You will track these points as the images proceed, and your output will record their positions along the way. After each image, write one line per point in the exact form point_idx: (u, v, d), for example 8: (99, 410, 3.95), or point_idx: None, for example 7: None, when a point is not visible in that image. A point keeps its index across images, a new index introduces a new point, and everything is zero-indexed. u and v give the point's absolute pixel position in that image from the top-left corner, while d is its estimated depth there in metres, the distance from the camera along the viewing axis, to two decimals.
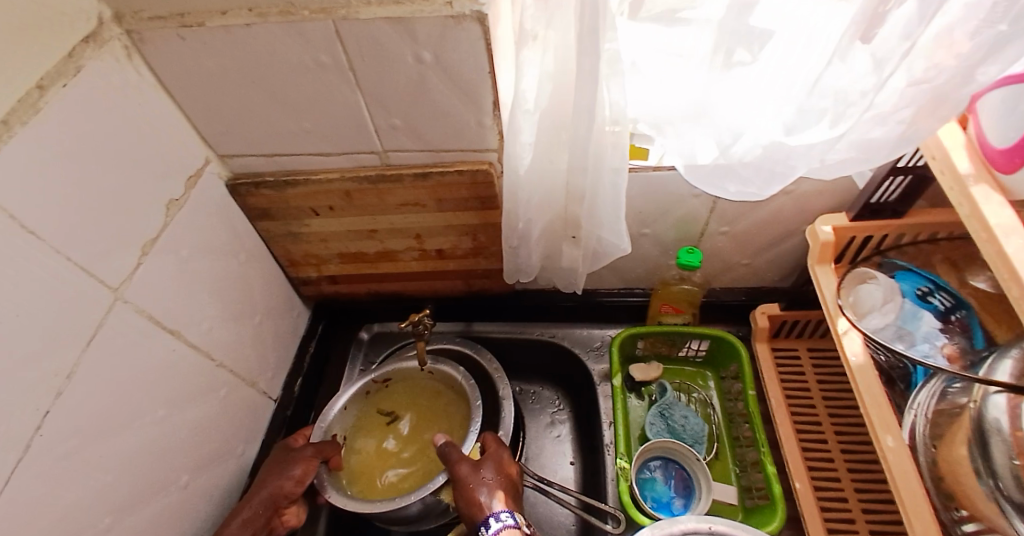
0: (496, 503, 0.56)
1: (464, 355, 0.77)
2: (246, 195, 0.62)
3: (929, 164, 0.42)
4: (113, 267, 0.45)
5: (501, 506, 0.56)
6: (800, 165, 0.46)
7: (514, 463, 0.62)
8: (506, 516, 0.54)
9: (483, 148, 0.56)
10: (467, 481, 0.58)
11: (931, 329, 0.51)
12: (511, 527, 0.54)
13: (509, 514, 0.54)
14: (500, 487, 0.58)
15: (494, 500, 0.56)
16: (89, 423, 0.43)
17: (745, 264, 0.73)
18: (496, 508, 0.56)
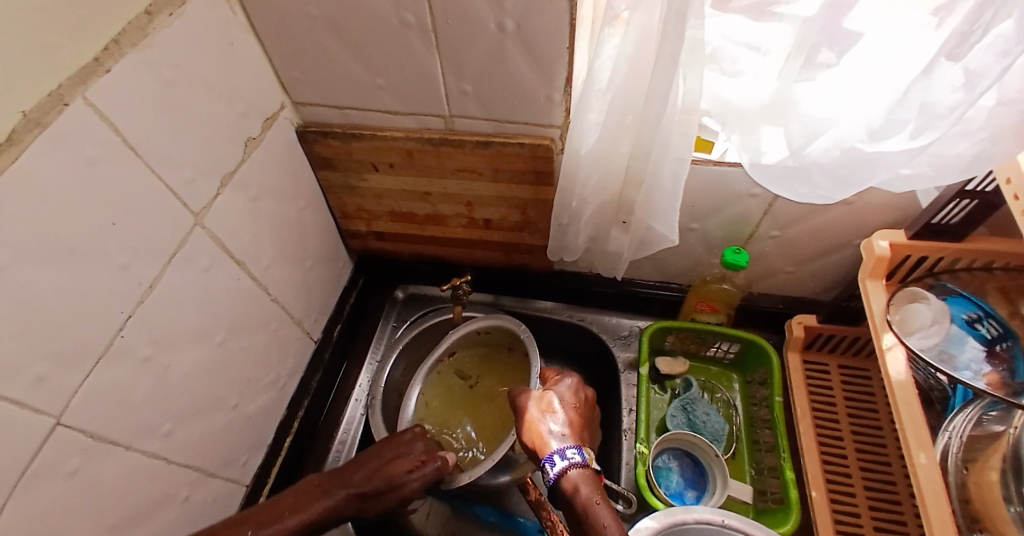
0: (563, 438, 0.53)
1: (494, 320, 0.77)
2: (313, 143, 0.64)
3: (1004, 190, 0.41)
4: (195, 194, 0.48)
5: (568, 442, 0.52)
6: (879, 175, 0.45)
7: (579, 395, 0.59)
8: (571, 454, 0.51)
9: (547, 123, 0.57)
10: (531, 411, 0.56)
11: (975, 355, 0.50)
12: (579, 465, 0.50)
13: (576, 452, 0.51)
14: (566, 416, 0.55)
15: (560, 436, 0.53)
16: (161, 334, 0.46)
17: (789, 271, 0.72)
18: (561, 444, 0.52)
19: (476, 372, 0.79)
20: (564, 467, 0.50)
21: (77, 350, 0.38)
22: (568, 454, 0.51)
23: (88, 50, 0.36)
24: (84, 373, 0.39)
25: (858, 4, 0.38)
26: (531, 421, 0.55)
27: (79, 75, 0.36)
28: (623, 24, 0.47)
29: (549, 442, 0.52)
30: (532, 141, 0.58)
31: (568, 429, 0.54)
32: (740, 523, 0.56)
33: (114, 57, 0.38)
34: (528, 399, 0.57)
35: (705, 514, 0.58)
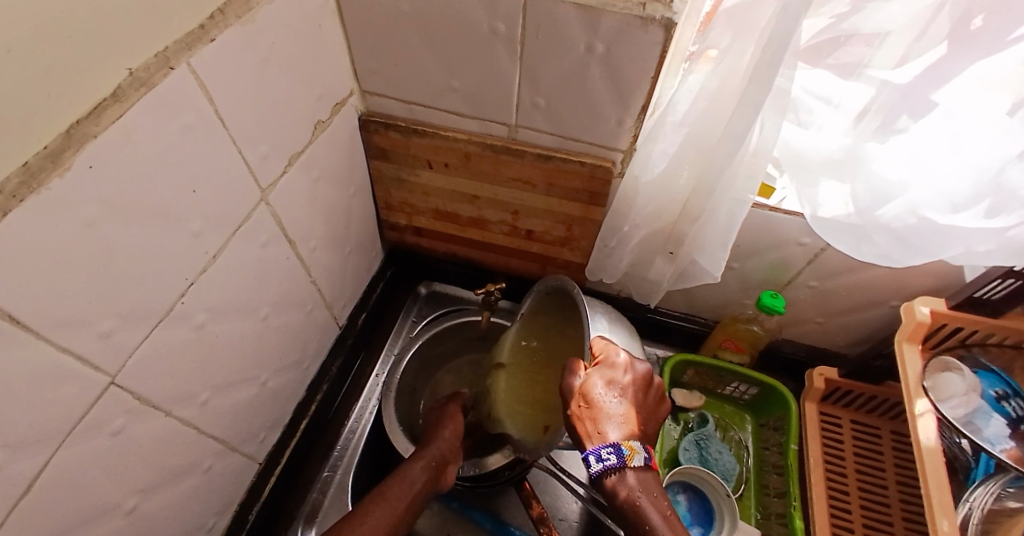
0: (603, 438, 0.46)
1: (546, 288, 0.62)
2: (373, 133, 0.65)
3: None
4: (265, 170, 0.49)
5: (608, 439, 0.46)
6: (951, 247, 0.47)
7: (629, 379, 0.49)
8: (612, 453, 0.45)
9: (612, 146, 0.58)
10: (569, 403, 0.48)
11: (999, 431, 0.50)
12: (616, 467, 0.45)
13: (612, 453, 0.45)
14: (612, 410, 0.47)
15: (601, 432, 0.46)
16: (216, 304, 0.47)
17: (818, 322, 0.73)
18: (600, 441, 0.46)
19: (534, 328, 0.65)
20: (599, 471, 0.45)
21: (142, 310, 0.39)
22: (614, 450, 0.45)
23: (196, 16, 0.36)
24: (143, 333, 0.39)
25: (953, 81, 0.39)
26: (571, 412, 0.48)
27: (186, 40, 0.36)
28: (708, 61, 0.49)
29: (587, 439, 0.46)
30: (594, 161, 0.59)
31: (614, 423, 0.47)
32: None
33: (219, 27, 0.38)
34: (569, 381, 0.49)
35: None
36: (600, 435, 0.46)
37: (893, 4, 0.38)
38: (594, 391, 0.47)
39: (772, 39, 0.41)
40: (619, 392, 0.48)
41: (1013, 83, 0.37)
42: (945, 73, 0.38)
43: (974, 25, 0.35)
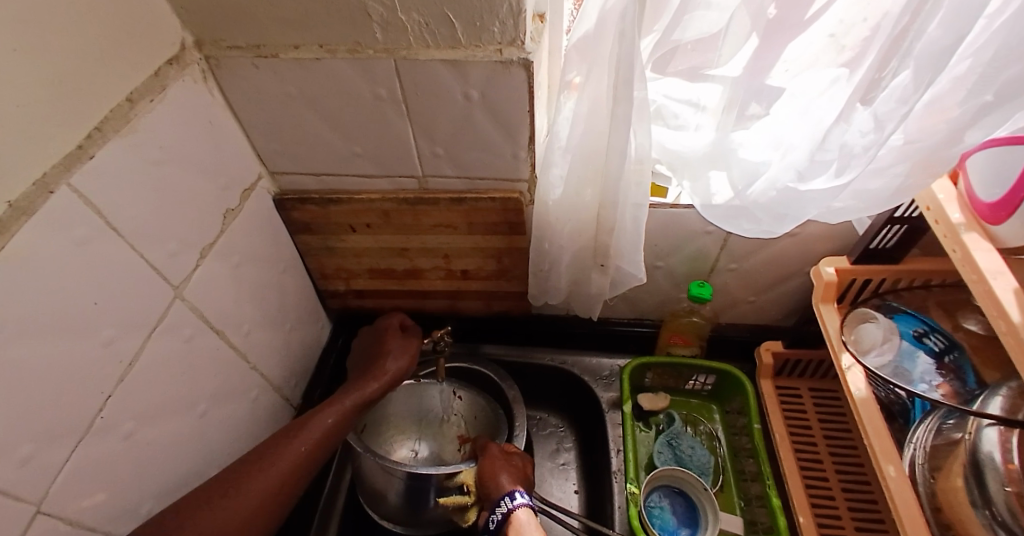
0: (512, 484, 0.60)
1: (418, 403, 0.80)
2: (290, 210, 0.66)
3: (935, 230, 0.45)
4: (175, 267, 0.50)
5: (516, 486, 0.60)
6: (810, 209, 0.49)
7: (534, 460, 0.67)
8: (519, 495, 0.59)
9: (516, 177, 0.61)
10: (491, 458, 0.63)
11: (927, 368, 0.54)
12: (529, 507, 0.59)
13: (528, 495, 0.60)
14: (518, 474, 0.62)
15: (511, 481, 0.60)
16: (146, 410, 0.47)
17: (750, 301, 0.76)
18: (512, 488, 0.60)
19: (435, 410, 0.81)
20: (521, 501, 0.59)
21: (61, 429, 0.38)
22: (514, 496, 0.59)
23: (74, 138, 0.38)
24: (66, 453, 0.39)
25: (777, 64, 0.44)
26: (493, 461, 0.62)
27: (64, 161, 0.38)
28: (577, 89, 0.52)
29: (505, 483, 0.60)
30: (502, 195, 0.62)
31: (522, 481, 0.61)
32: None
33: (98, 143, 0.40)
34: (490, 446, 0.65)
35: None
36: (513, 481, 0.60)
37: (710, 13, 0.43)
38: (504, 460, 0.63)
39: (622, 62, 0.45)
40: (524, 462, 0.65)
41: (826, 55, 0.42)
42: (771, 58, 0.43)
43: (772, 15, 0.41)
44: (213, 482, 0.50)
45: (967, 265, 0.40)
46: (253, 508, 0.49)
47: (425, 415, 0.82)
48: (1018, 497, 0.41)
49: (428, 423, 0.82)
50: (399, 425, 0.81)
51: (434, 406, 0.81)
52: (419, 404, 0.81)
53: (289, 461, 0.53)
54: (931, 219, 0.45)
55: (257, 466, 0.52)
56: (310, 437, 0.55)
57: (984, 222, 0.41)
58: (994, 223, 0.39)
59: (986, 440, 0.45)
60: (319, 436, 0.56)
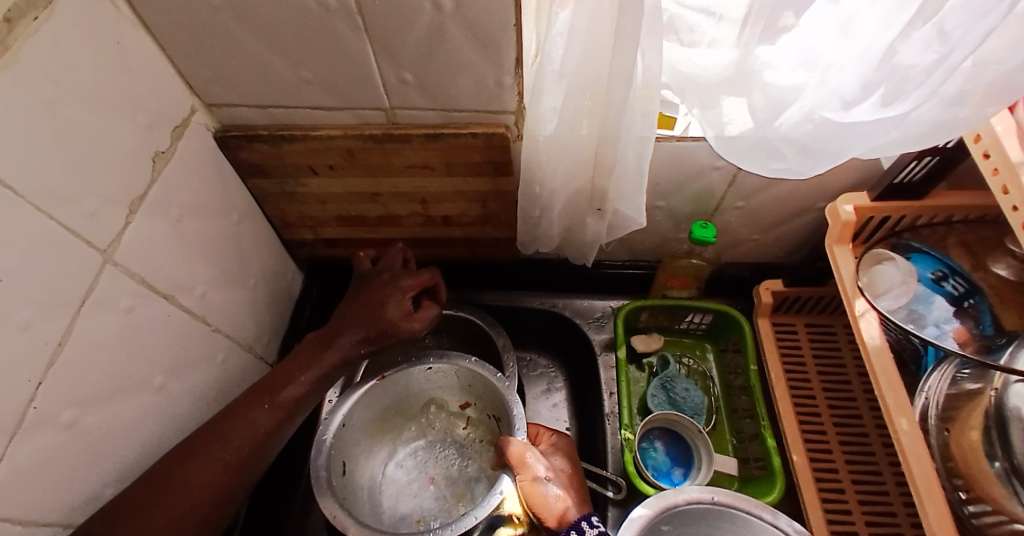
0: (574, 509, 0.52)
1: (399, 385, 0.68)
2: (236, 150, 0.57)
3: (981, 163, 0.40)
4: (99, 228, 0.42)
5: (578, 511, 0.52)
6: (854, 147, 0.43)
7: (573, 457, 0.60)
8: (594, 520, 0.51)
9: (501, 109, 0.52)
10: (541, 479, 0.54)
11: (943, 314, 0.50)
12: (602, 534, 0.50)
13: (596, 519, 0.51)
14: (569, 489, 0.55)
15: (572, 505, 0.53)
16: (88, 394, 0.42)
17: (753, 240, 0.72)
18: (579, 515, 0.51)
19: (425, 390, 0.70)
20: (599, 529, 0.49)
21: None
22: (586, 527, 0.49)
23: None
24: None
25: None
26: (543, 485, 0.53)
27: None
28: None
29: (569, 513, 0.52)
30: (485, 130, 0.54)
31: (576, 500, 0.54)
32: (729, 498, 0.56)
33: None
34: (528, 456, 0.55)
35: (695, 493, 0.57)
36: (576, 505, 0.53)
37: None
38: (554, 478, 0.54)
39: None
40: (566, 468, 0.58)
41: None
42: None
43: None
44: (163, 463, 0.46)
45: None
46: (224, 473, 0.47)
47: (409, 398, 0.70)
48: None
49: (419, 410, 0.72)
50: (389, 422, 0.70)
51: (412, 400, 0.71)
52: (392, 400, 0.69)
53: (261, 426, 0.50)
54: (981, 151, 0.40)
55: (223, 431, 0.48)
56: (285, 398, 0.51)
57: None
58: None
59: (1015, 394, 0.43)
60: (290, 402, 0.52)
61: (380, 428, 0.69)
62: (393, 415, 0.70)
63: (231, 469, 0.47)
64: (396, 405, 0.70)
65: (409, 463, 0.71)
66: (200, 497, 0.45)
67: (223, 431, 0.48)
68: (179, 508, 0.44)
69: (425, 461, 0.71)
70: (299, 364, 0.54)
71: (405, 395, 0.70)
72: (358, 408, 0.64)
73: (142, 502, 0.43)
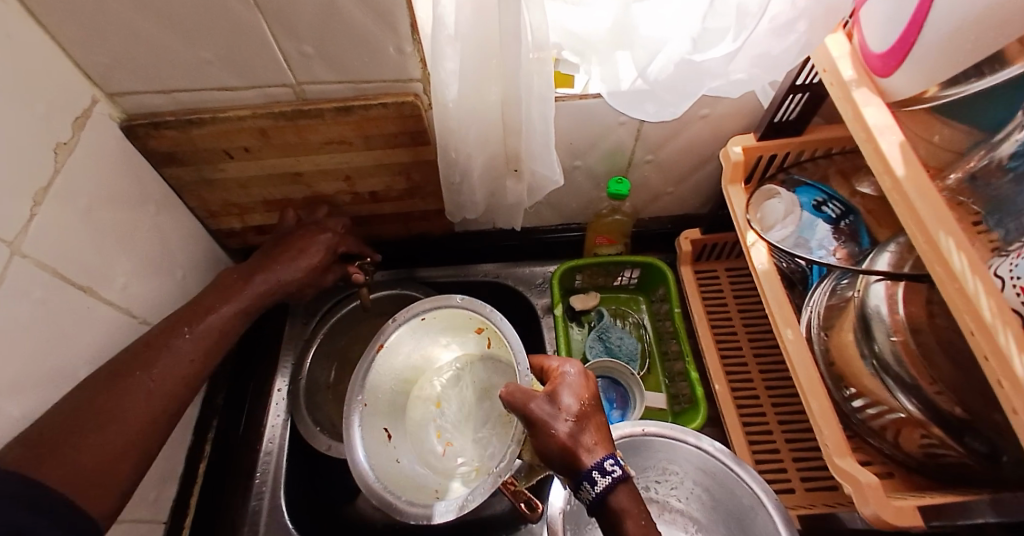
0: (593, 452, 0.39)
1: (410, 341, 0.61)
2: (145, 138, 0.56)
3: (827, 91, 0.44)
4: (4, 219, 0.42)
5: (600, 451, 0.39)
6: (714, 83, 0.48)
7: (589, 385, 0.44)
8: (613, 465, 0.38)
9: (407, 78, 0.54)
10: (549, 427, 0.40)
11: (825, 235, 0.56)
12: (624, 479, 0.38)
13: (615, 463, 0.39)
14: (593, 437, 0.40)
15: (590, 446, 0.39)
16: (7, 387, 0.41)
17: (670, 192, 0.77)
18: (595, 456, 0.39)
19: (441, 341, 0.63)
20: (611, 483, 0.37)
21: None
22: (595, 480, 0.38)
23: None
24: None
25: None
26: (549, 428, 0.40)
27: None
28: None
29: (584, 458, 0.38)
30: (395, 99, 0.55)
31: (598, 438, 0.40)
32: (658, 428, 0.60)
33: None
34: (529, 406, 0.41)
35: (627, 428, 0.60)
36: (596, 446, 0.39)
37: None
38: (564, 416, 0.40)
39: None
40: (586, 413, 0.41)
41: None
42: None
43: None
44: (74, 398, 0.45)
45: (858, 122, 0.39)
46: (151, 410, 0.47)
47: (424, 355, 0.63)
48: (904, 347, 0.44)
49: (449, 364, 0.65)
50: (422, 387, 0.64)
51: (419, 355, 0.63)
52: (398, 375, 0.61)
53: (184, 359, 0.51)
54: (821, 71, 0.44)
55: (142, 365, 0.49)
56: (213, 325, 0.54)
57: (875, 76, 0.39)
58: (885, 75, 0.38)
59: (874, 295, 0.47)
60: (217, 330, 0.55)
61: (416, 395, 0.63)
62: (420, 378, 0.64)
63: (153, 407, 0.48)
64: (419, 366, 0.63)
65: (466, 390, 0.63)
66: (129, 436, 0.45)
67: (135, 367, 0.48)
68: (99, 447, 0.43)
69: (478, 394, 0.62)
70: (212, 303, 0.56)
71: (423, 352, 0.63)
72: (375, 388, 0.58)
73: (64, 440, 0.42)
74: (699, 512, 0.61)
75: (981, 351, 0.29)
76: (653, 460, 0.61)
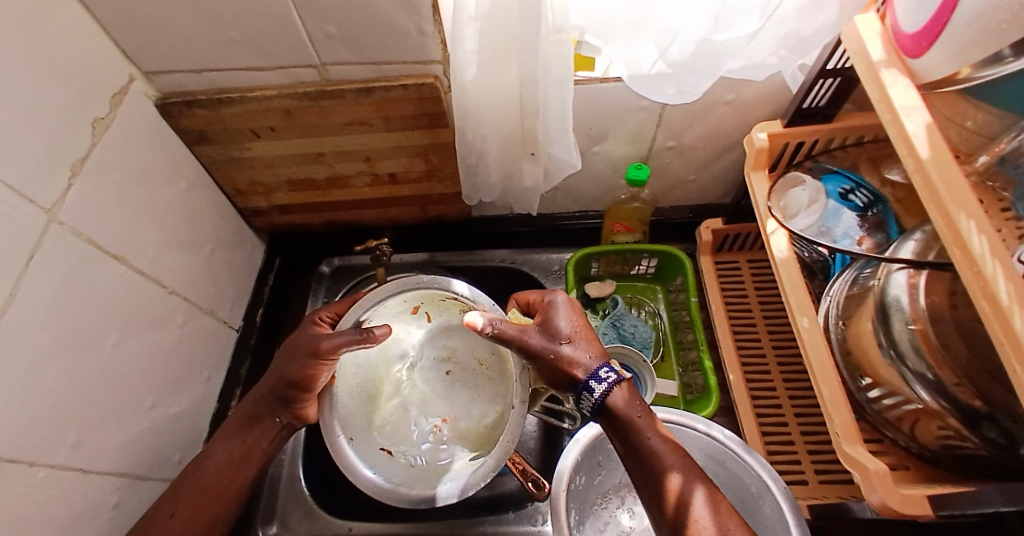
0: (591, 363, 0.48)
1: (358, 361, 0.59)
2: (178, 117, 0.59)
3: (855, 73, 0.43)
4: (43, 188, 0.44)
5: (596, 362, 0.48)
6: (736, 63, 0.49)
7: (567, 306, 0.52)
8: (608, 373, 0.48)
9: (427, 59, 0.55)
10: (548, 349, 0.48)
11: (851, 223, 0.55)
12: (618, 382, 0.48)
13: (609, 371, 0.48)
14: (586, 351, 0.49)
15: (586, 359, 0.48)
16: (44, 344, 0.44)
17: (691, 180, 0.76)
18: (592, 367, 0.48)
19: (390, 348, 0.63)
20: (608, 389, 0.47)
21: None
22: (593, 389, 0.47)
23: None
24: None
25: None
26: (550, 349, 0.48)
27: None
28: None
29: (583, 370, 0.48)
30: (415, 81, 0.56)
31: (591, 352, 0.49)
32: (667, 414, 0.60)
33: None
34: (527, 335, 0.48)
35: None
36: (591, 358, 0.48)
37: None
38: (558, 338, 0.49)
39: None
40: (576, 332, 0.50)
41: None
42: None
43: None
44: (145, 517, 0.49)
45: (883, 103, 0.38)
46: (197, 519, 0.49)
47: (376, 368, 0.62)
48: (923, 336, 0.43)
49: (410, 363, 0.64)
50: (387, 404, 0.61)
51: (374, 369, 0.61)
52: (361, 397, 0.58)
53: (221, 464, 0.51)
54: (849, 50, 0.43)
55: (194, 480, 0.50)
56: (235, 425, 0.53)
57: (905, 57, 0.38)
58: (915, 56, 0.37)
59: (895, 284, 0.46)
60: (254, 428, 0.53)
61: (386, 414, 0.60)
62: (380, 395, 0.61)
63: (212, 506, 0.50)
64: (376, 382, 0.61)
65: (435, 376, 0.64)
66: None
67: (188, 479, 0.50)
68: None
69: (445, 375, 0.64)
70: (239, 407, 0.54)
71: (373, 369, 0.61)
72: (348, 418, 0.55)
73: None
74: None
75: (994, 337, 0.28)
76: None
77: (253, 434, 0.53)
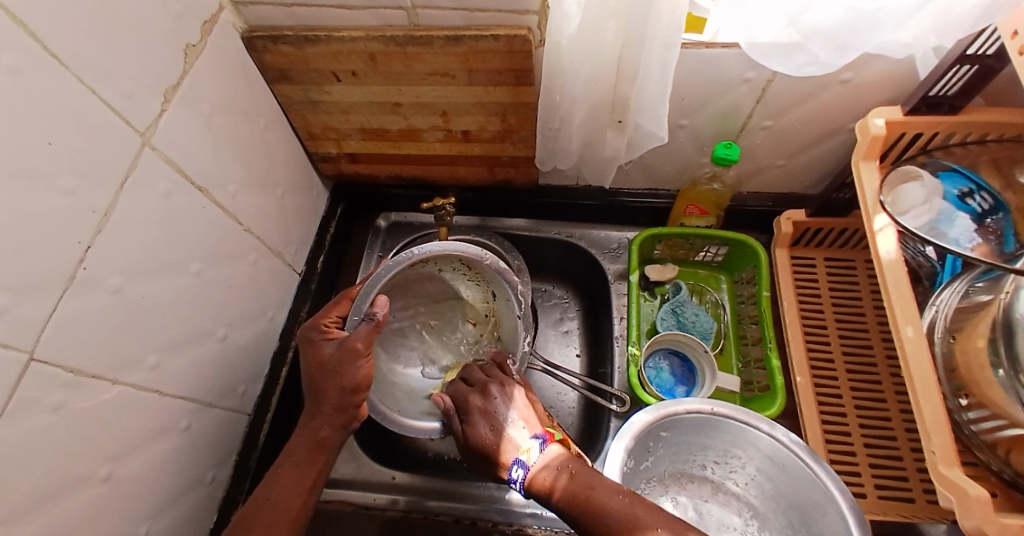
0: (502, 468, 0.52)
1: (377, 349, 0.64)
2: (263, 52, 0.58)
3: (1016, 60, 0.38)
4: (139, 110, 0.44)
5: (512, 460, 0.52)
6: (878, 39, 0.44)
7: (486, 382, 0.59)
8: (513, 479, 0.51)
9: (524, 9, 0.51)
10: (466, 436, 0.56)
11: (966, 231, 0.48)
12: (524, 480, 0.50)
13: (517, 470, 0.51)
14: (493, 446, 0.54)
15: (501, 465, 0.53)
16: (132, 264, 0.45)
17: (779, 166, 0.71)
18: (513, 467, 0.52)
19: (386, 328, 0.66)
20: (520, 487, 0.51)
21: (40, 282, 0.36)
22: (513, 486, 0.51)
23: None
24: (49, 304, 0.37)
25: None
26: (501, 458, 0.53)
27: None
28: None
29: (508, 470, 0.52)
30: (508, 32, 0.53)
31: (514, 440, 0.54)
32: (728, 409, 0.57)
33: None
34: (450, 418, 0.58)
35: (694, 404, 0.57)
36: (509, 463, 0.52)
37: None
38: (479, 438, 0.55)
39: None
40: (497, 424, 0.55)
41: None
42: None
43: None
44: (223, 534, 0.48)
45: None
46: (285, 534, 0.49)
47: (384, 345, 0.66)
48: None
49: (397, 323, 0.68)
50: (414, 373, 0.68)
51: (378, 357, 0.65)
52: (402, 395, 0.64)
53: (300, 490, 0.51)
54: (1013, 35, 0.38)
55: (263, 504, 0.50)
56: (299, 448, 0.53)
57: None
58: None
59: None
60: (318, 446, 0.53)
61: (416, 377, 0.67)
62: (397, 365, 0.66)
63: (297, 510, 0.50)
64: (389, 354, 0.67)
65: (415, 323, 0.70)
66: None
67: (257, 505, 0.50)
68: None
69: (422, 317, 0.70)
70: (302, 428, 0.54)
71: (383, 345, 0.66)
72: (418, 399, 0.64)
73: None
74: (758, 500, 0.61)
75: None
76: (717, 442, 0.60)
77: (315, 455, 0.53)
